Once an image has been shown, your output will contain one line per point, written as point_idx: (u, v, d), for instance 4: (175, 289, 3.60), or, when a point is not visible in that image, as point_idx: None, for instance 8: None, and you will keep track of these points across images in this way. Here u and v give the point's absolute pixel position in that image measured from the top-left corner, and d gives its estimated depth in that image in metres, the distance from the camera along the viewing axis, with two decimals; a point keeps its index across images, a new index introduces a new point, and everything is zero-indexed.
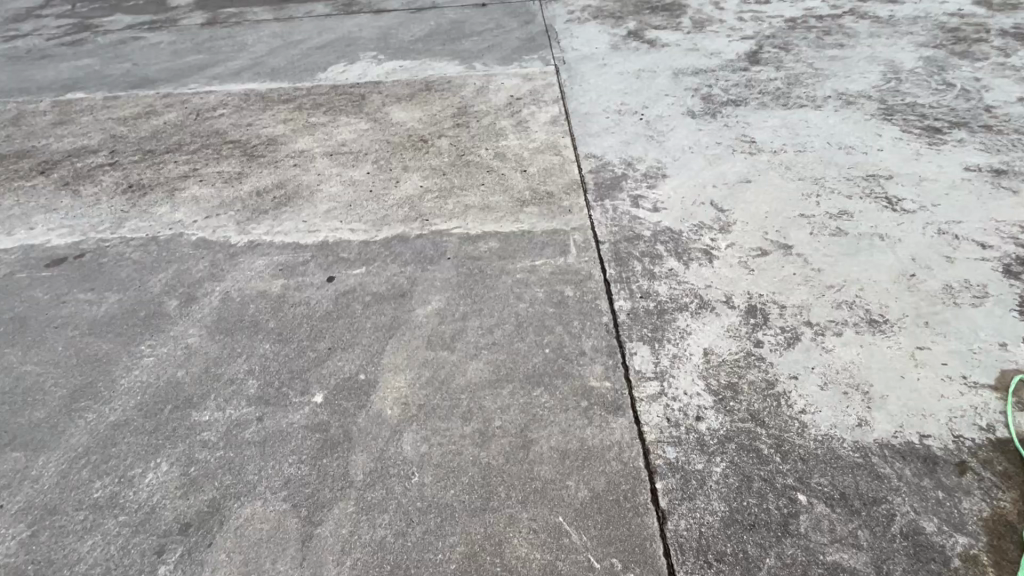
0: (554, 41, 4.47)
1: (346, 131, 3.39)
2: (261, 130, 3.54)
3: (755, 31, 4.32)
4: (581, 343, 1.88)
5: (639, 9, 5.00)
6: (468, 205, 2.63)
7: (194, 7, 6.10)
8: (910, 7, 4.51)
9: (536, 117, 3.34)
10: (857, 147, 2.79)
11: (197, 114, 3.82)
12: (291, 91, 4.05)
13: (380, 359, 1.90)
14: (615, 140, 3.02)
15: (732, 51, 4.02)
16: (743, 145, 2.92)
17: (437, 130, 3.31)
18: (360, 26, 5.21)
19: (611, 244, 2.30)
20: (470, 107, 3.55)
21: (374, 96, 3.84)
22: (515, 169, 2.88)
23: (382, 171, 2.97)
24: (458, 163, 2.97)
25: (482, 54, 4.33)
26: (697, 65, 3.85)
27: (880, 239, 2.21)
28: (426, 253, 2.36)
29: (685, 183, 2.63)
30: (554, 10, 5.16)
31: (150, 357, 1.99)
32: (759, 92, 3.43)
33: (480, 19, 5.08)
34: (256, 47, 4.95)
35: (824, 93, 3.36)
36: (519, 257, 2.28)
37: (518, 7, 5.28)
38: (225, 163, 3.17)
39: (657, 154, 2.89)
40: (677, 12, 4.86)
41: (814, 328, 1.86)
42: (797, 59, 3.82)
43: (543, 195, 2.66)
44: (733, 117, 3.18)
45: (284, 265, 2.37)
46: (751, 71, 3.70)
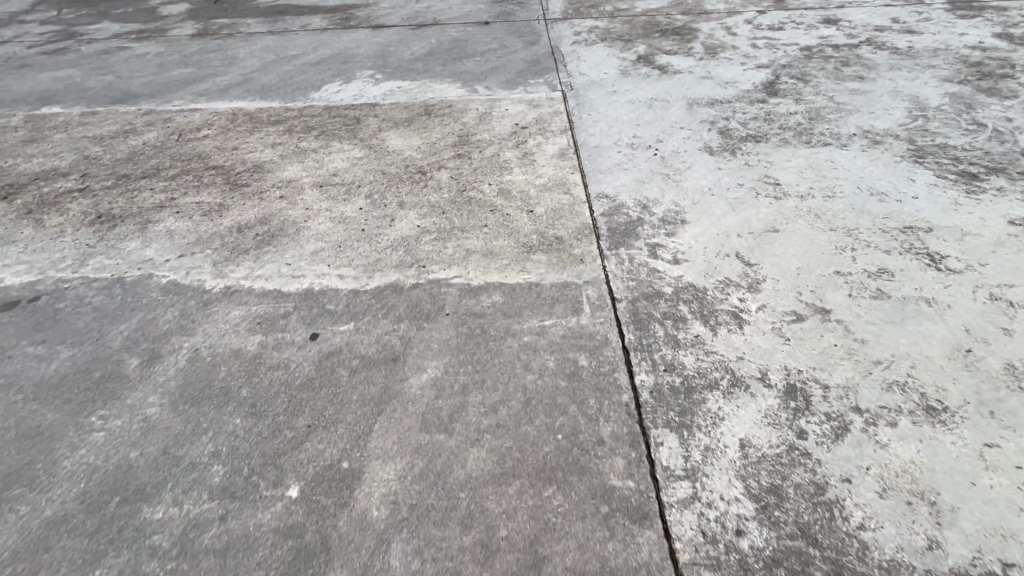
0: (560, 64, 4.27)
1: (339, 159, 3.16)
2: (247, 154, 3.30)
3: (770, 60, 4.15)
4: (599, 428, 1.64)
5: (648, 32, 4.83)
6: (470, 250, 2.40)
7: (186, 17, 5.87)
8: (929, 38, 4.37)
9: (543, 149, 3.13)
10: (890, 194, 2.59)
11: (179, 135, 3.57)
12: (282, 111, 3.82)
13: (366, 442, 1.65)
14: (629, 178, 2.80)
15: (747, 81, 3.84)
16: (767, 187, 2.71)
17: (437, 160, 3.09)
18: (358, 42, 4.99)
19: (629, 303, 2.07)
20: (472, 136, 3.33)
21: (370, 119, 3.61)
22: (520, 208, 2.66)
23: (376, 207, 2.73)
24: (459, 200, 2.74)
25: (486, 77, 4.13)
26: (712, 96, 3.66)
27: (927, 305, 1.99)
28: (423, 307, 2.12)
29: (707, 231, 2.41)
30: (560, 30, 4.98)
31: (100, 432, 1.73)
32: (779, 127, 3.24)
33: (484, 38, 4.89)
34: (248, 62, 4.72)
35: (849, 129, 3.17)
36: (526, 315, 2.05)
37: (523, 26, 5.09)
38: (206, 192, 2.92)
39: (675, 195, 2.67)
40: (688, 36, 4.68)
41: (864, 416, 1.63)
42: (817, 92, 3.64)
43: (552, 240, 2.43)
44: (754, 156, 2.97)
45: (263, 317, 2.12)
46: (770, 103, 3.51)
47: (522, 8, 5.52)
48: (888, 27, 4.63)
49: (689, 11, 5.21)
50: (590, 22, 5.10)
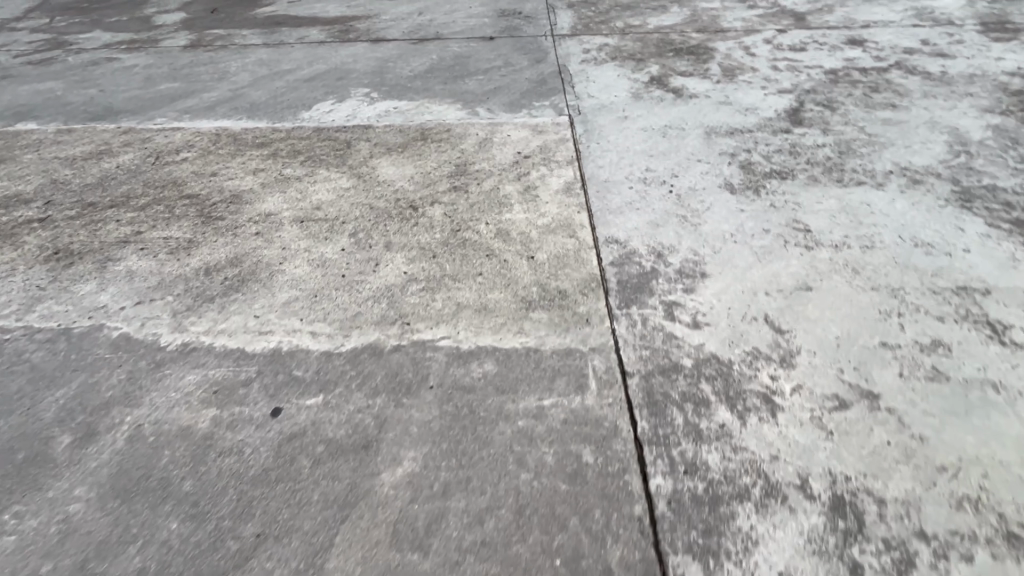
0: (568, 84, 4.01)
1: (324, 190, 2.90)
2: (226, 181, 3.05)
3: (793, 84, 3.88)
4: (606, 554, 1.36)
5: (661, 50, 4.57)
6: (461, 304, 2.13)
7: (180, 27, 5.66)
8: (963, 62, 4.08)
9: (547, 183, 2.86)
10: (937, 245, 2.30)
11: (156, 157, 3.32)
12: (269, 132, 3.57)
13: (328, 561, 1.38)
14: (641, 221, 2.53)
15: (769, 108, 3.56)
16: (796, 234, 2.42)
17: (430, 193, 2.83)
18: (356, 57, 4.76)
19: (642, 379, 1.78)
20: (470, 165, 3.07)
21: (361, 144, 3.36)
22: (520, 253, 2.38)
23: (360, 248, 2.47)
24: (453, 242, 2.47)
25: (488, 98, 3.88)
26: (731, 124, 3.38)
27: (994, 392, 1.70)
28: (403, 376, 1.84)
29: (731, 288, 2.13)
30: (568, 47, 4.72)
31: (11, 536, 1.46)
32: (806, 162, 2.95)
33: (487, 55, 4.64)
34: (239, 76, 4.49)
35: (884, 166, 2.89)
36: (521, 391, 1.76)
37: (529, 43, 4.84)
38: (176, 226, 2.67)
39: (693, 242, 2.39)
40: (703, 56, 4.42)
41: (931, 545, 1.36)
42: (845, 121, 3.36)
43: (554, 294, 2.16)
44: (780, 195, 2.69)
45: (220, 384, 1.85)
46: (795, 133, 3.23)
47: (529, 23, 5.27)
48: (918, 49, 4.34)
49: (704, 29, 4.95)
50: (600, 39, 4.85)
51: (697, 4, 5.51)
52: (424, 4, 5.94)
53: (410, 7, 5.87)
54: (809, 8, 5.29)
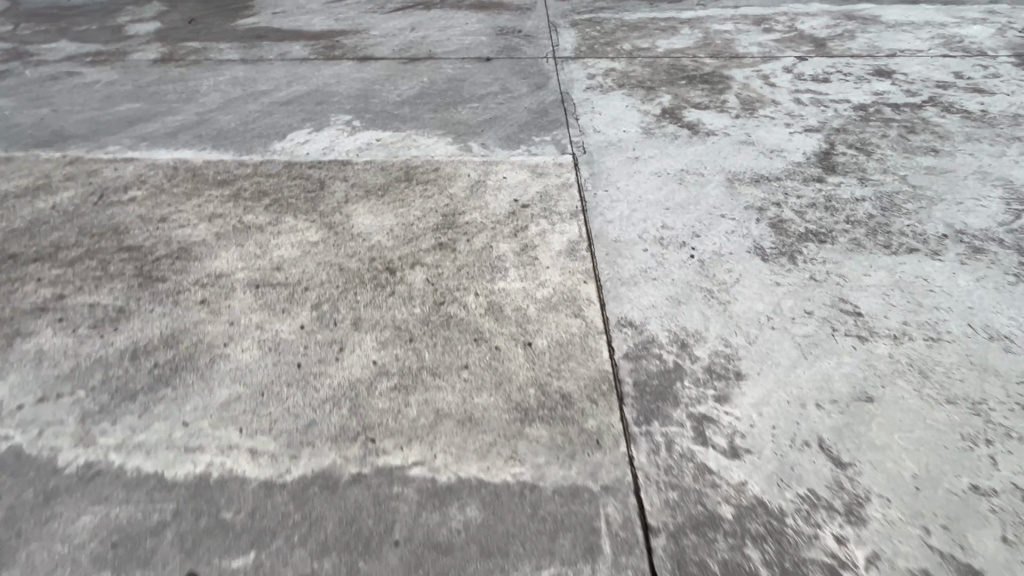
0: (571, 116, 3.63)
1: (289, 244, 2.49)
2: (176, 228, 2.63)
3: (820, 121, 3.52)
4: None
5: (673, 78, 4.20)
6: (441, 411, 1.72)
7: (152, 39, 5.25)
8: (1004, 99, 3.73)
9: (547, 241, 2.47)
10: (1016, 339, 1.92)
11: (100, 195, 2.90)
12: (234, 167, 3.16)
13: None
14: (658, 296, 2.13)
15: (796, 150, 3.19)
16: (845, 318, 2.03)
17: (411, 252, 2.43)
18: (340, 77, 4.36)
19: (670, 541, 1.39)
20: (460, 215, 2.68)
21: (337, 184, 2.96)
22: (515, 337, 1.98)
23: (323, 326, 2.06)
24: (434, 319, 2.07)
25: (482, 130, 3.49)
26: (756, 169, 3.00)
27: None
28: (362, 525, 1.44)
29: (773, 397, 1.73)
30: (571, 71, 4.34)
31: None
32: (846, 220, 2.57)
33: (483, 78, 4.25)
34: (209, 98, 4.07)
35: (935, 227, 2.51)
36: (514, 557, 1.37)
37: (529, 65, 4.46)
38: (106, 289, 2.25)
39: (722, 328, 1.99)
40: (719, 86, 4.06)
41: None
42: (883, 168, 2.99)
43: (556, 400, 1.74)
44: (819, 264, 2.29)
45: (124, 533, 1.43)
46: (828, 183, 2.85)
47: (529, 43, 4.90)
48: (952, 83, 4.00)
49: (718, 54, 4.59)
50: (606, 63, 4.48)
51: (709, 27, 5.17)
52: (416, 20, 5.56)
53: (402, 22, 5.49)
54: (829, 34, 4.95)
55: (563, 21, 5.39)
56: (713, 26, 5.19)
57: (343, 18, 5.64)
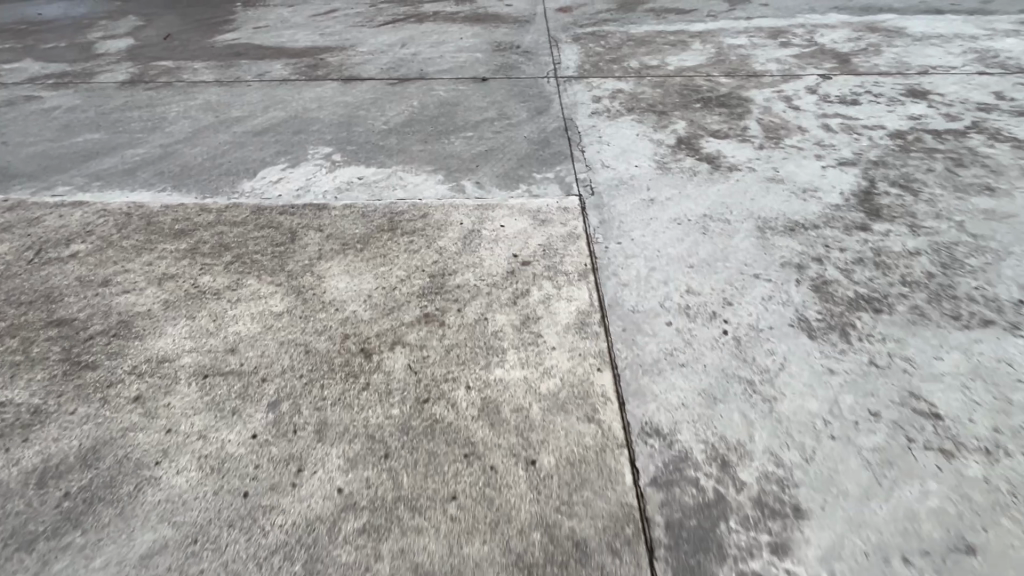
0: (577, 147, 3.26)
1: (248, 317, 2.12)
2: (117, 293, 2.26)
3: (855, 152, 3.15)
4: None
5: (686, 100, 3.84)
6: (423, 569, 1.36)
7: (123, 57, 4.89)
8: None
9: (553, 311, 2.10)
10: None
11: (37, 250, 2.53)
12: (195, 212, 2.79)
13: None
14: (688, 390, 1.76)
15: (831, 188, 2.82)
16: (919, 421, 1.65)
17: (392, 326, 2.06)
18: (322, 101, 3.99)
19: None
20: (451, 275, 2.31)
21: (311, 235, 2.59)
22: (515, 451, 1.61)
23: (279, 434, 1.68)
24: (415, 424, 1.69)
25: (477, 165, 3.12)
26: (788, 213, 2.63)
27: None
28: None
29: (845, 548, 1.37)
30: (575, 93, 3.98)
31: None
32: (902, 281, 2.20)
33: (479, 102, 3.89)
34: (176, 126, 3.70)
35: (1008, 290, 2.14)
36: None
37: (528, 85, 4.09)
38: (24, 382, 1.88)
39: (770, 437, 1.62)
40: (737, 109, 3.69)
41: None
42: (934, 211, 2.62)
43: (568, 552, 1.38)
44: (877, 342, 1.92)
45: None
46: (874, 231, 2.48)
47: (528, 61, 4.54)
48: (995, 105, 3.63)
49: (733, 72, 4.22)
50: (612, 83, 4.11)
51: (721, 41, 4.81)
52: (408, 34, 5.19)
53: (392, 37, 5.13)
54: (852, 49, 4.59)
55: (564, 35, 5.04)
56: (726, 39, 4.83)
57: (329, 33, 5.28)
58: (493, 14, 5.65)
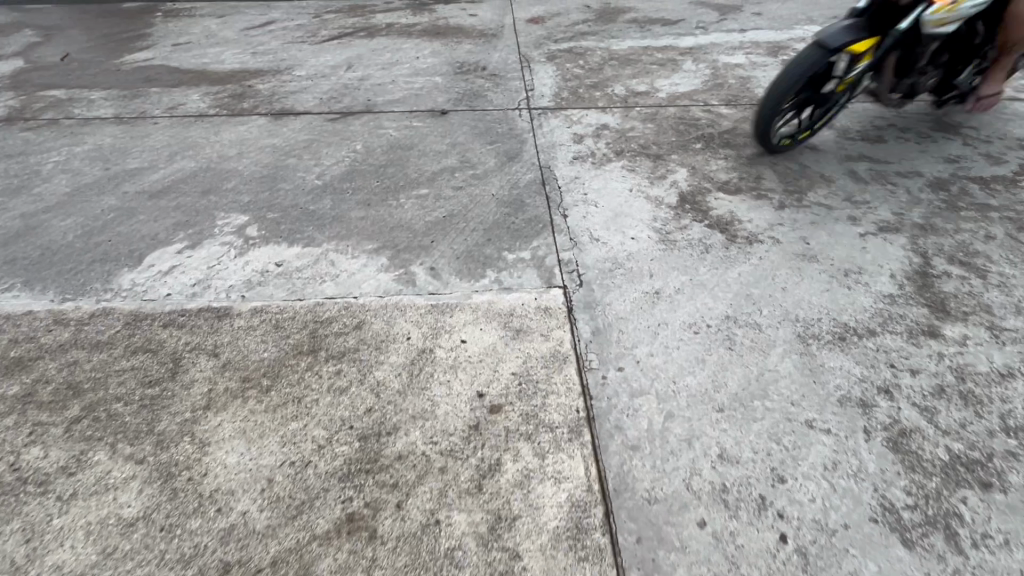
0: (557, 211, 2.63)
1: (79, 533, 1.43)
2: None
3: (894, 211, 2.60)
4: None
5: (684, 138, 3.24)
6: None
7: (4, 85, 4.04)
8: None
9: (536, 504, 1.47)
10: None
11: None
12: (44, 325, 2.05)
13: None
14: None
15: (879, 267, 2.25)
16: None
17: (298, 545, 1.40)
18: (244, 145, 3.26)
19: None
20: (391, 433, 1.65)
21: (201, 362, 1.89)
22: None
23: None
24: None
25: (433, 240, 2.46)
26: (833, 309, 2.05)
27: None
28: None
29: None
30: (552, 131, 3.33)
31: None
32: (1005, 430, 1.62)
33: (437, 144, 3.22)
34: (50, 183, 2.92)
35: None
36: None
37: (496, 121, 3.44)
38: None
39: None
40: (745, 150, 3.11)
41: None
42: (1014, 303, 2.07)
43: None
44: (1001, 552, 1.35)
45: None
46: (948, 339, 1.92)
47: (496, 87, 3.87)
48: None
49: (734, 100, 3.64)
50: (595, 116, 3.48)
51: (715, 60, 4.23)
52: (355, 53, 4.46)
53: (337, 57, 4.39)
54: None
55: (537, 53, 4.38)
56: (720, 58, 4.26)
57: (262, 53, 4.51)
58: (455, 26, 4.96)
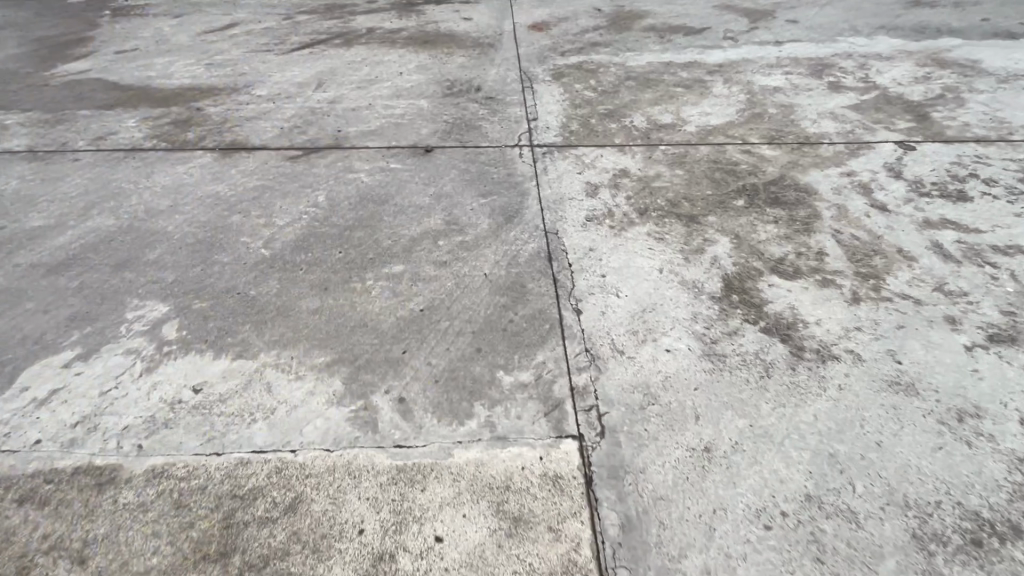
0: (568, 304, 2.04)
1: None
2: None
3: (1003, 308, 2.02)
4: None
5: (721, 190, 2.66)
6: None
7: None
8: None
9: None
10: None
11: None
12: None
13: None
14: None
15: (1002, 405, 1.67)
16: None
17: None
18: (180, 194, 2.65)
19: None
20: None
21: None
22: None
23: None
24: None
25: (406, 350, 1.87)
26: (954, 483, 1.48)
27: None
28: None
29: None
30: (559, 178, 2.74)
31: None
32: None
33: (419, 196, 2.63)
34: None
35: None
36: None
37: (492, 164, 2.84)
38: None
39: None
40: (796, 210, 2.53)
41: None
42: None
43: None
44: None
45: None
46: None
47: (493, 114, 3.26)
48: None
49: (777, 137, 3.04)
50: (612, 158, 2.88)
51: (750, 82, 3.62)
52: (328, 66, 3.82)
53: (305, 71, 3.75)
54: (923, 95, 3.44)
55: (540, 69, 3.75)
56: (756, 79, 3.64)
57: (219, 64, 3.86)
58: (446, 32, 4.31)
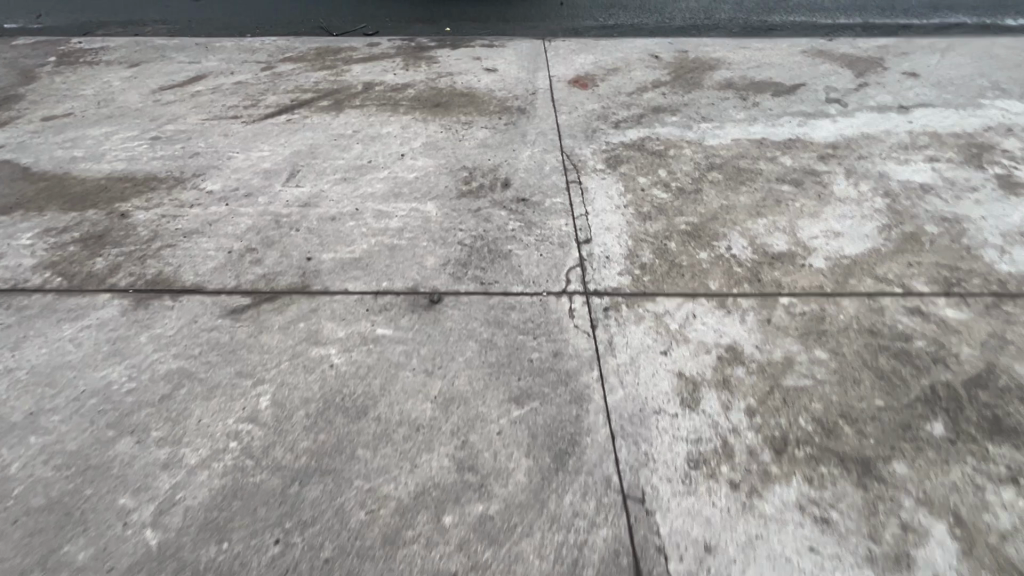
0: None
1: None
2: None
3: None
4: None
5: (899, 398, 1.65)
6: None
7: None
8: None
9: None
10: None
11: None
12: None
13: None
14: None
15: None
16: None
17: None
18: (50, 387, 1.73)
19: None
20: None
21: None
22: None
23: None
24: None
25: None
26: None
27: None
28: None
29: None
30: (634, 365, 1.76)
31: None
32: None
33: (417, 399, 1.67)
34: None
35: None
36: None
37: (528, 332, 1.88)
38: None
39: None
40: None
41: None
42: None
43: None
44: None
45: None
46: None
47: (527, 230, 2.31)
48: None
49: (955, 283, 2.03)
50: (712, 323, 1.89)
51: (884, 174, 2.60)
52: (307, 143, 2.90)
53: (276, 151, 2.83)
54: None
55: (589, 150, 2.78)
56: (890, 169, 2.63)
57: (167, 137, 2.96)
58: (464, 90, 3.36)
